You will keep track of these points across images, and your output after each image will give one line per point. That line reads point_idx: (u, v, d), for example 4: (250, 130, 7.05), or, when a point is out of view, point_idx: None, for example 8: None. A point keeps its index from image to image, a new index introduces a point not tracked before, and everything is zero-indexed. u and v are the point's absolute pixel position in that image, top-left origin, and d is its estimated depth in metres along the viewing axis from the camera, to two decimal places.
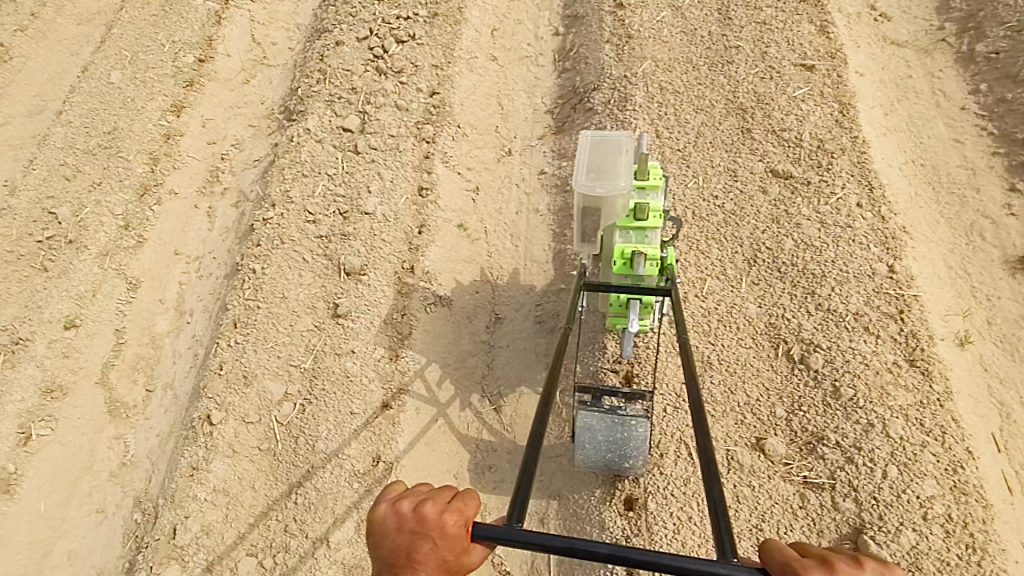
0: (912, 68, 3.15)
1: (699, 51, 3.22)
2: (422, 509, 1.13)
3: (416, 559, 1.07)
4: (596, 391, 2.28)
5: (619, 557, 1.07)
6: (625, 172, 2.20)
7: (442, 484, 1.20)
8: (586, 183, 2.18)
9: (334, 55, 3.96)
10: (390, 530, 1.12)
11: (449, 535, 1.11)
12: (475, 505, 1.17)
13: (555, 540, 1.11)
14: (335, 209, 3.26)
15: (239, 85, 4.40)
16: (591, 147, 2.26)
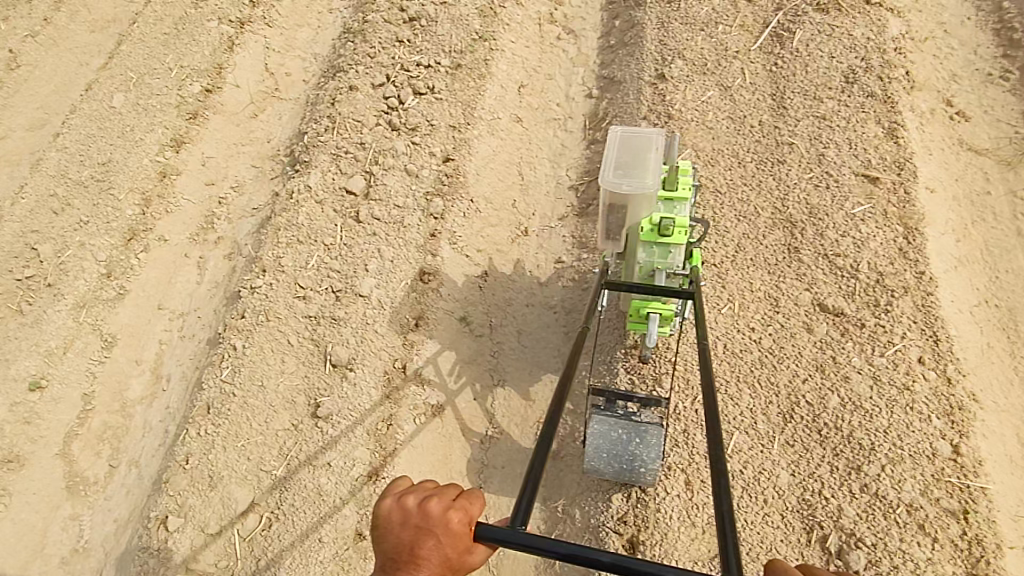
0: (991, 182, 2.77)
1: (746, 144, 2.85)
2: (426, 505, 1.09)
3: (420, 556, 1.05)
4: (611, 396, 2.15)
5: (622, 568, 1.04)
6: (654, 171, 2.05)
7: (448, 482, 1.15)
8: (612, 178, 2.05)
9: (346, 100, 3.66)
10: (394, 525, 1.09)
11: (453, 532, 1.07)
12: (480, 504, 1.13)
13: (561, 545, 1.06)
14: (327, 285, 2.96)
15: (247, 120, 4.12)
16: (621, 142, 2.14)
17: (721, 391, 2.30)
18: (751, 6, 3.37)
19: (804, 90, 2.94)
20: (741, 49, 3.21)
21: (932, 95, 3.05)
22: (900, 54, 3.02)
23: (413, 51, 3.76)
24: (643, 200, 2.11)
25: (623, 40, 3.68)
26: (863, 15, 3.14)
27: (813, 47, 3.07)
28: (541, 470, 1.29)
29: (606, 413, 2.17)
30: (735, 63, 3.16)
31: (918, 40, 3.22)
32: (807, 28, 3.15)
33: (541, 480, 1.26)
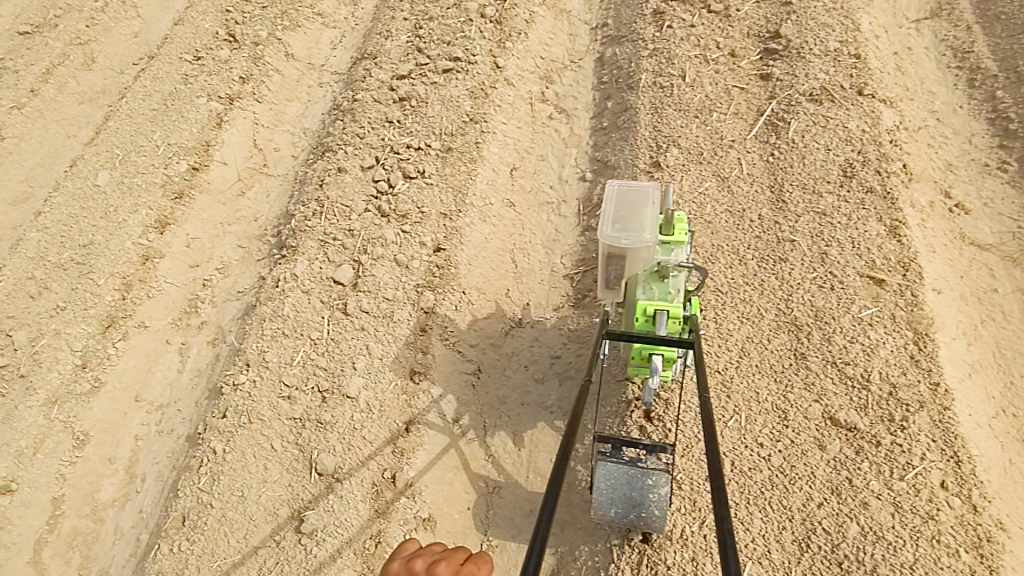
0: (997, 279, 2.75)
1: (746, 239, 2.80)
2: (434, 568, 1.37)
3: None
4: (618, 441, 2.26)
5: None
6: (650, 226, 2.17)
7: (455, 549, 1.44)
8: (611, 232, 2.16)
9: (335, 182, 3.59)
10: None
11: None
12: (485, 568, 1.45)
13: None
14: (312, 384, 2.82)
15: (233, 199, 4.04)
16: (618, 199, 2.27)
17: (731, 515, 2.14)
18: (745, 93, 3.41)
19: (802, 183, 2.91)
20: (736, 139, 3.19)
21: (931, 186, 3.05)
22: (894, 147, 3.03)
23: (403, 132, 3.72)
24: (640, 254, 2.21)
25: (616, 122, 3.67)
26: (856, 106, 3.16)
27: (809, 138, 3.07)
28: (544, 550, 1.24)
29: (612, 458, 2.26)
30: (731, 153, 3.14)
31: (911, 131, 3.24)
32: (801, 119, 3.16)
33: (546, 542, 1.24)
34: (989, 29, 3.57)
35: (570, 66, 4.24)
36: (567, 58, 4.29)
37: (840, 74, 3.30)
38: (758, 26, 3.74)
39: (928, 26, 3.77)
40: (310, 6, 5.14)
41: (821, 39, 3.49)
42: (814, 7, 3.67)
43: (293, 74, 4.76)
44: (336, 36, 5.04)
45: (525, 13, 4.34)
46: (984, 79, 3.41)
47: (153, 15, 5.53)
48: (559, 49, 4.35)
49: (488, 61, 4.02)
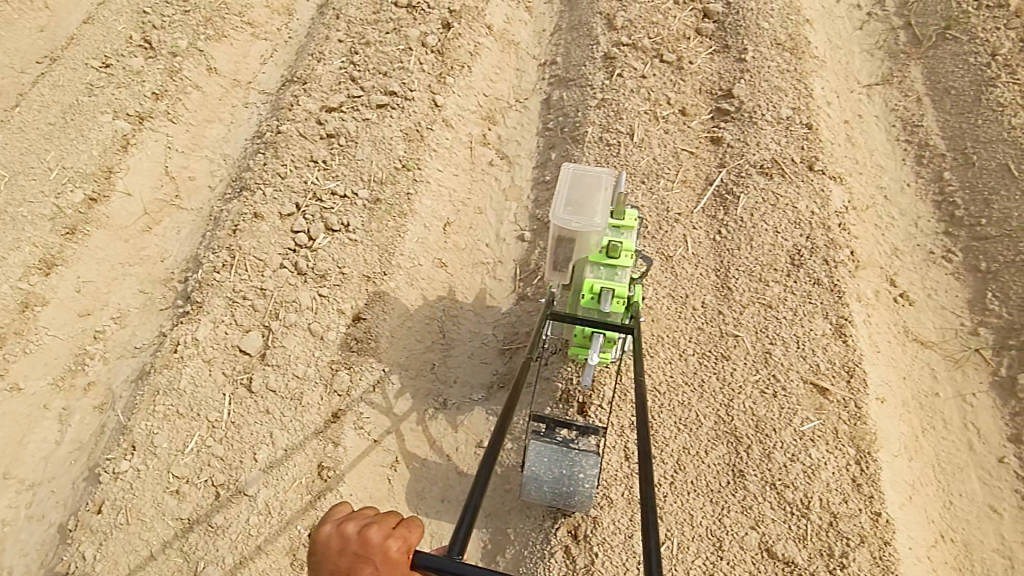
0: (938, 381, 2.69)
1: (688, 331, 2.65)
2: (366, 534, 1.14)
3: None
4: (551, 421, 2.21)
5: None
6: (602, 212, 2.18)
7: (390, 510, 1.21)
8: (563, 216, 2.17)
9: (249, 230, 3.25)
10: (332, 552, 1.14)
11: (391, 562, 1.12)
12: (419, 532, 1.19)
13: None
14: (205, 477, 2.50)
15: (135, 234, 3.60)
16: (572, 180, 2.25)
17: None
18: (694, 158, 3.24)
19: (747, 269, 2.78)
20: (682, 211, 3.03)
21: (877, 274, 2.97)
22: (842, 231, 2.92)
23: (328, 176, 3.40)
24: (590, 238, 2.23)
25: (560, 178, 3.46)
26: (805, 184, 3.04)
27: (758, 217, 2.93)
28: (476, 516, 1.24)
29: (544, 436, 2.21)
30: (677, 228, 2.96)
31: (859, 211, 3.16)
32: (750, 194, 3.01)
33: (481, 505, 1.26)
34: (939, 103, 3.51)
35: (515, 106, 3.99)
36: (513, 96, 4.04)
37: (791, 146, 3.17)
38: (711, 82, 3.57)
39: (879, 92, 3.69)
40: (239, 13, 4.70)
41: (773, 105, 3.35)
42: (768, 68, 3.53)
43: (215, 90, 4.34)
44: (266, 50, 4.64)
45: (469, 45, 4.07)
46: (932, 157, 3.35)
47: (62, 8, 4.96)
48: (504, 85, 4.08)
49: (426, 97, 3.74)
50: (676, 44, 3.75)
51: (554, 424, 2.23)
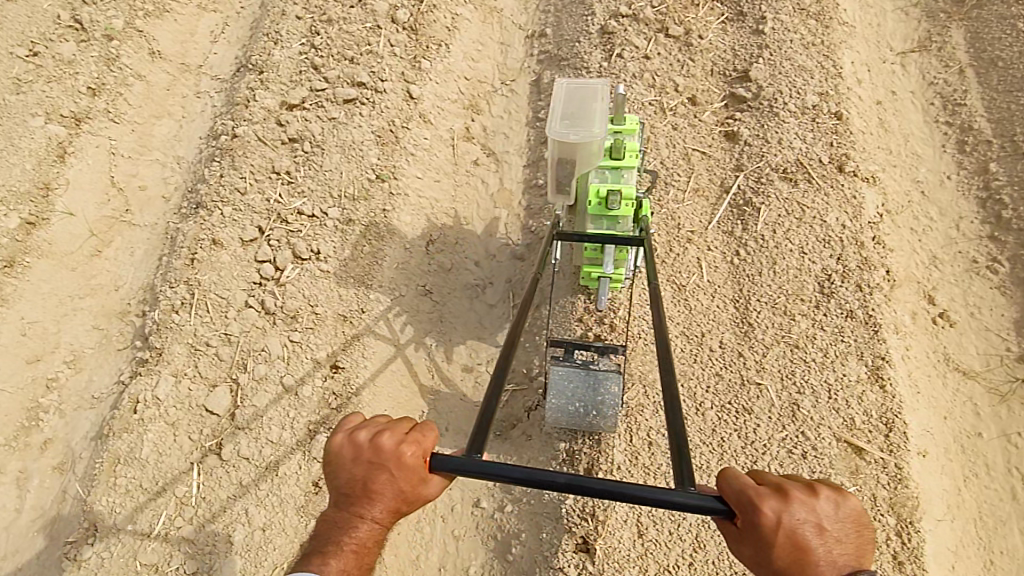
0: (981, 418, 2.43)
1: (705, 377, 2.36)
2: (379, 441, 1.27)
3: (373, 489, 1.25)
4: (569, 344, 2.13)
5: (574, 487, 1.16)
6: (601, 119, 1.97)
7: (401, 417, 1.33)
8: (559, 130, 1.96)
9: (207, 260, 2.91)
10: (347, 460, 1.30)
11: (407, 465, 1.24)
12: (433, 436, 1.30)
13: (514, 471, 1.19)
14: (177, 562, 2.29)
15: (82, 261, 3.25)
16: (566, 93, 2.05)
17: None
18: (707, 159, 2.85)
19: (770, 299, 2.47)
20: (695, 228, 2.68)
21: (913, 291, 2.66)
22: (876, 246, 2.57)
23: (295, 192, 3.03)
24: (591, 151, 2.03)
25: None
26: (835, 189, 2.67)
27: (781, 235, 2.58)
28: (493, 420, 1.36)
29: (565, 361, 2.12)
30: (690, 249, 2.63)
31: (893, 215, 2.80)
32: (772, 205, 2.65)
33: (497, 407, 1.36)
34: (985, 76, 3.06)
35: (501, 89, 3.53)
36: (498, 77, 3.57)
37: (819, 143, 2.77)
38: (724, 59, 3.11)
39: (915, 62, 3.23)
40: None
41: (797, 89, 2.91)
42: (790, 41, 3.06)
43: (161, 78, 3.85)
44: (217, 25, 4.11)
45: (446, 19, 3.57)
46: (976, 144, 2.95)
47: None
48: (487, 64, 3.60)
49: (399, 88, 3.28)
50: (683, 13, 3.25)
51: (572, 346, 2.14)
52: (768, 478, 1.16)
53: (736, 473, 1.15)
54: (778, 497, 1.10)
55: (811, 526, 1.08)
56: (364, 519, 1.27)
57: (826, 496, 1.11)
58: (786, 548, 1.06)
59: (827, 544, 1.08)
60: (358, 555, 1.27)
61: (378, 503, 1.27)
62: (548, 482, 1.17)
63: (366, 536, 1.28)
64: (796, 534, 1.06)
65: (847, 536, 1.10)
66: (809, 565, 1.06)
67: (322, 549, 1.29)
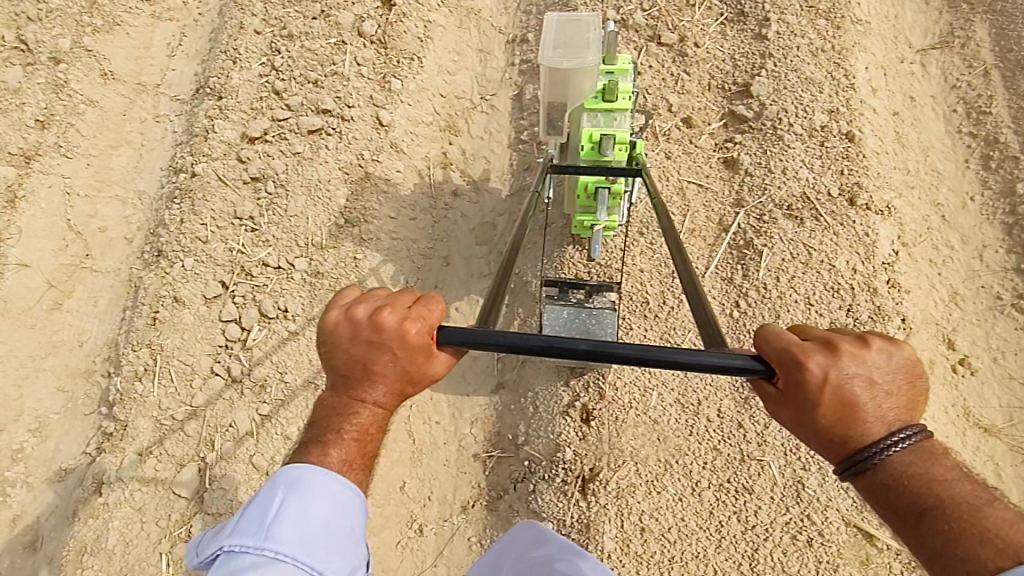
0: (999, 480, 2.27)
1: (702, 454, 2.25)
2: (380, 319, 1.36)
3: (377, 365, 1.37)
4: (564, 284, 2.24)
5: (595, 353, 1.28)
6: (595, 47, 1.96)
7: (400, 293, 1.40)
8: (551, 57, 1.96)
9: (170, 321, 2.78)
10: (348, 338, 1.39)
11: (410, 343, 1.35)
12: (436, 310, 1.39)
13: (540, 342, 1.30)
14: None
15: (41, 317, 3.19)
16: (559, 24, 2.03)
17: None
18: (704, 192, 2.61)
19: None
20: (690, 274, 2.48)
21: (931, 334, 2.43)
22: (892, 291, 2.34)
23: (258, 242, 2.86)
24: (585, 81, 2.03)
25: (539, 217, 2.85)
26: (845, 227, 2.41)
27: (786, 283, 2.36)
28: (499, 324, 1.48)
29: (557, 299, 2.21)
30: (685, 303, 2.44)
31: (909, 248, 2.53)
32: (777, 246, 2.41)
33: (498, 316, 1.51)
34: (1016, 78, 2.72)
35: (480, 104, 3.25)
36: (476, 90, 3.28)
37: (828, 171, 2.50)
38: (723, 70, 2.80)
39: (936, 60, 2.89)
40: None
41: (804, 107, 2.60)
42: (797, 47, 2.72)
43: (116, 102, 3.63)
44: (172, 36, 3.84)
45: (416, 28, 3.27)
46: (1004, 159, 2.65)
47: None
48: (464, 75, 3.31)
49: (368, 114, 3.04)
50: (677, 15, 2.92)
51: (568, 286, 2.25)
52: (818, 335, 1.23)
53: (782, 333, 1.23)
54: (825, 353, 1.18)
55: (860, 383, 1.16)
56: (366, 403, 1.40)
57: (878, 350, 1.19)
58: (833, 403, 1.16)
59: (876, 398, 1.18)
60: (361, 442, 1.41)
61: (381, 385, 1.39)
62: (569, 348, 1.29)
63: (368, 420, 1.41)
64: (845, 389, 1.15)
65: (898, 390, 1.18)
66: (855, 421, 1.16)
67: (322, 441, 1.40)
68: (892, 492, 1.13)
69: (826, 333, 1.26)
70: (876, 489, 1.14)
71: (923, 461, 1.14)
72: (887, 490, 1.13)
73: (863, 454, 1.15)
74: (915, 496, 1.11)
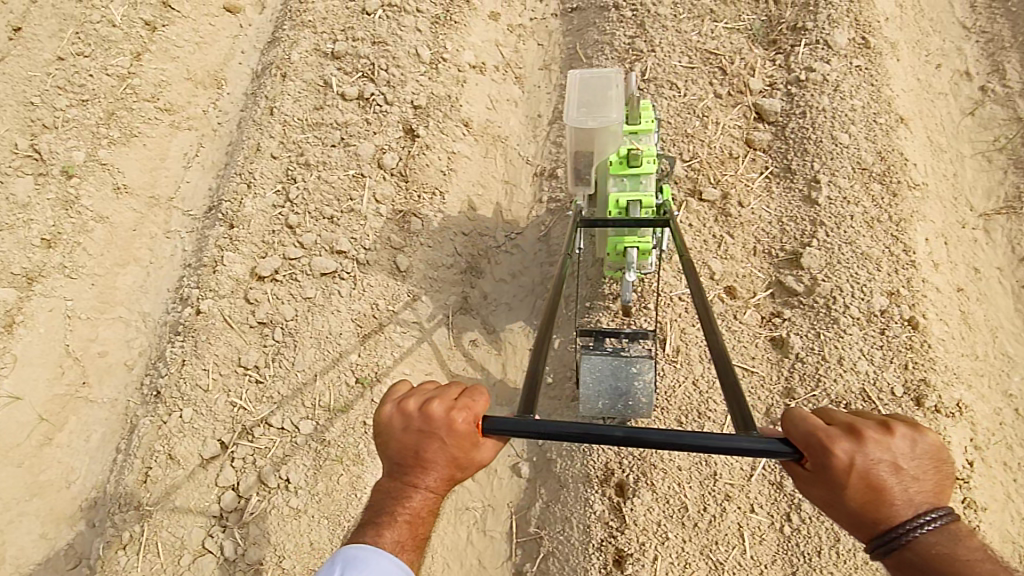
0: None
1: None
2: (430, 410, 1.26)
3: (428, 456, 1.26)
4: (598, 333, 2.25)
5: (634, 440, 1.17)
6: (618, 105, 1.96)
7: (449, 384, 1.32)
8: (577, 118, 1.96)
9: (161, 483, 2.55)
10: (399, 428, 1.29)
11: (459, 433, 1.25)
12: (483, 402, 1.29)
13: (570, 428, 1.20)
14: None
15: (29, 454, 2.97)
16: (581, 84, 2.03)
17: None
18: (749, 377, 2.40)
19: None
20: (734, 478, 2.24)
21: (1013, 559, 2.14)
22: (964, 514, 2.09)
23: (263, 396, 2.68)
24: (609, 138, 2.03)
25: (566, 384, 2.59)
26: None
27: None
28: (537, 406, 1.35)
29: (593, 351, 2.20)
30: (728, 512, 2.20)
31: (982, 454, 2.25)
32: None
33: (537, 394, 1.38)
34: None
35: (505, 243, 3.06)
36: (501, 225, 3.10)
37: (889, 364, 2.27)
38: (768, 236, 2.62)
39: (1002, 226, 2.67)
40: (152, 97, 3.78)
41: (861, 287, 2.39)
42: (850, 216, 2.52)
43: (127, 217, 3.50)
44: (190, 145, 3.75)
45: (441, 160, 3.12)
46: None
47: None
48: (488, 210, 3.12)
49: (386, 257, 2.89)
50: (719, 169, 2.77)
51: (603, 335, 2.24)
52: (837, 417, 1.11)
53: (803, 415, 1.11)
54: (846, 436, 1.06)
55: (887, 466, 1.04)
56: (419, 489, 1.29)
57: (902, 434, 1.06)
58: (856, 489, 1.03)
59: (904, 483, 1.04)
60: (413, 526, 1.28)
61: (433, 472, 1.28)
62: (604, 435, 1.19)
63: (420, 505, 1.28)
64: (870, 475, 1.03)
65: (925, 473, 1.06)
66: (884, 506, 1.04)
67: (375, 522, 1.30)
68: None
69: (844, 412, 1.13)
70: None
71: (954, 541, 1.02)
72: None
73: (891, 535, 1.03)
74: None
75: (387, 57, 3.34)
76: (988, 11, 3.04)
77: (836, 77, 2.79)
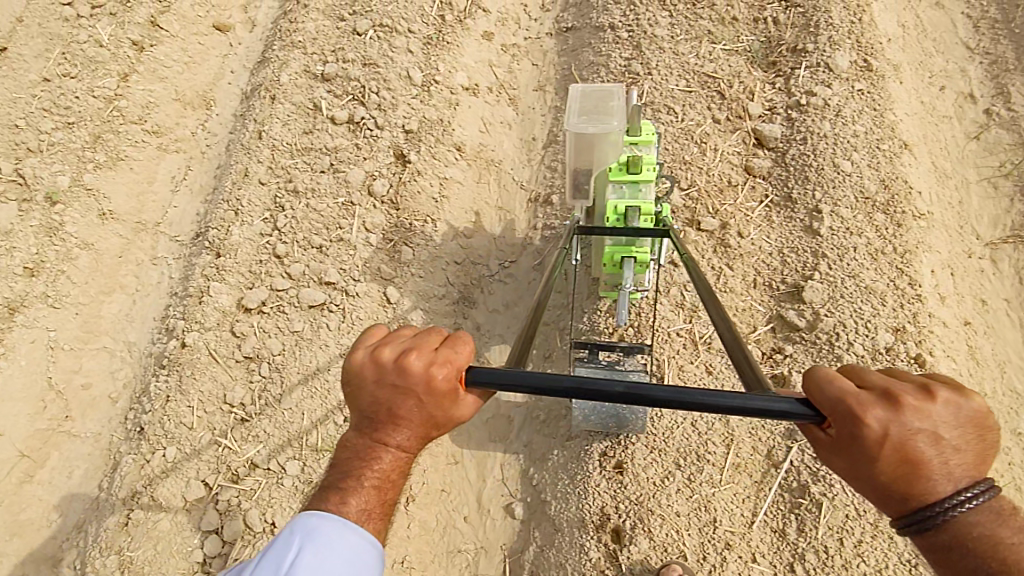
0: None
1: None
2: (406, 362, 1.21)
3: (402, 410, 1.23)
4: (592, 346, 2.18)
5: (633, 396, 1.13)
6: (620, 113, 1.87)
7: (428, 333, 1.26)
8: (576, 124, 1.86)
9: (142, 526, 2.47)
10: (372, 379, 1.24)
11: (438, 390, 1.21)
12: (465, 352, 1.24)
13: (569, 384, 1.15)
14: None
15: (10, 491, 2.89)
16: (581, 92, 1.95)
17: None
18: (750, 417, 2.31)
19: None
20: (734, 525, 2.17)
21: None
22: None
23: (249, 434, 2.60)
24: (609, 148, 1.94)
25: (560, 422, 2.50)
26: None
27: (850, 550, 2.04)
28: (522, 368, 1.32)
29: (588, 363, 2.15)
30: (729, 561, 2.11)
31: None
32: (838, 497, 2.10)
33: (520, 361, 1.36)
34: None
35: (498, 271, 2.98)
36: (495, 253, 3.02)
37: None
38: (768, 268, 2.54)
39: (1009, 256, 2.59)
40: (139, 119, 3.69)
41: (866, 324, 2.31)
42: (853, 249, 2.44)
43: (112, 243, 3.42)
44: (178, 169, 3.67)
45: (433, 187, 3.04)
46: None
47: None
48: (481, 237, 3.04)
49: (376, 289, 2.82)
50: (718, 198, 2.70)
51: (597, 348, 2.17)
52: (872, 381, 1.07)
53: (832, 376, 1.06)
54: (885, 404, 1.02)
55: (926, 438, 1.01)
56: (390, 446, 1.27)
57: (945, 403, 1.03)
58: (893, 461, 1.01)
59: (943, 454, 1.02)
60: (380, 492, 1.28)
61: (405, 428, 1.26)
62: (605, 391, 1.14)
63: (390, 467, 1.27)
64: (908, 447, 1.00)
65: (966, 443, 1.03)
66: (919, 479, 1.02)
67: (342, 489, 1.29)
68: (955, 555, 1.01)
69: (879, 374, 1.09)
70: (939, 551, 1.02)
71: (992, 517, 1.02)
72: (951, 550, 1.02)
73: (926, 511, 1.02)
74: (982, 559, 1.00)
75: (377, 79, 3.26)
76: (992, 31, 2.96)
77: (837, 102, 2.71)
